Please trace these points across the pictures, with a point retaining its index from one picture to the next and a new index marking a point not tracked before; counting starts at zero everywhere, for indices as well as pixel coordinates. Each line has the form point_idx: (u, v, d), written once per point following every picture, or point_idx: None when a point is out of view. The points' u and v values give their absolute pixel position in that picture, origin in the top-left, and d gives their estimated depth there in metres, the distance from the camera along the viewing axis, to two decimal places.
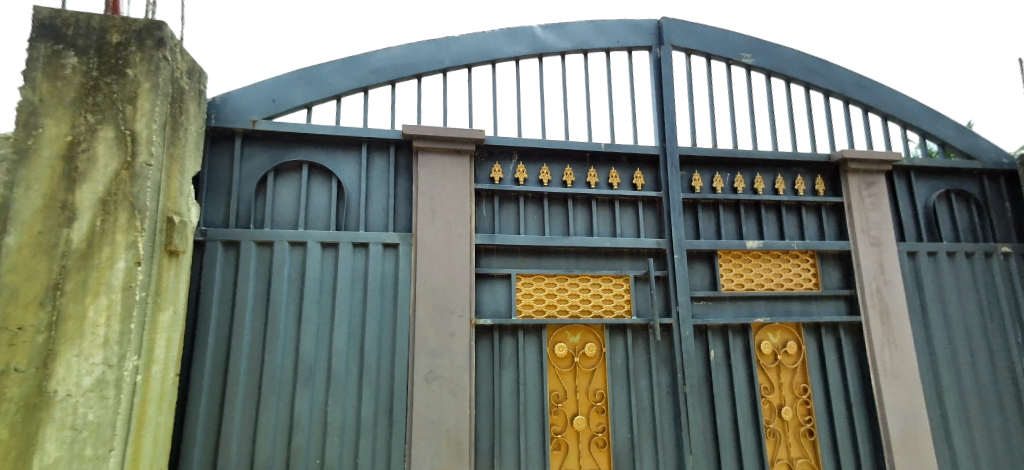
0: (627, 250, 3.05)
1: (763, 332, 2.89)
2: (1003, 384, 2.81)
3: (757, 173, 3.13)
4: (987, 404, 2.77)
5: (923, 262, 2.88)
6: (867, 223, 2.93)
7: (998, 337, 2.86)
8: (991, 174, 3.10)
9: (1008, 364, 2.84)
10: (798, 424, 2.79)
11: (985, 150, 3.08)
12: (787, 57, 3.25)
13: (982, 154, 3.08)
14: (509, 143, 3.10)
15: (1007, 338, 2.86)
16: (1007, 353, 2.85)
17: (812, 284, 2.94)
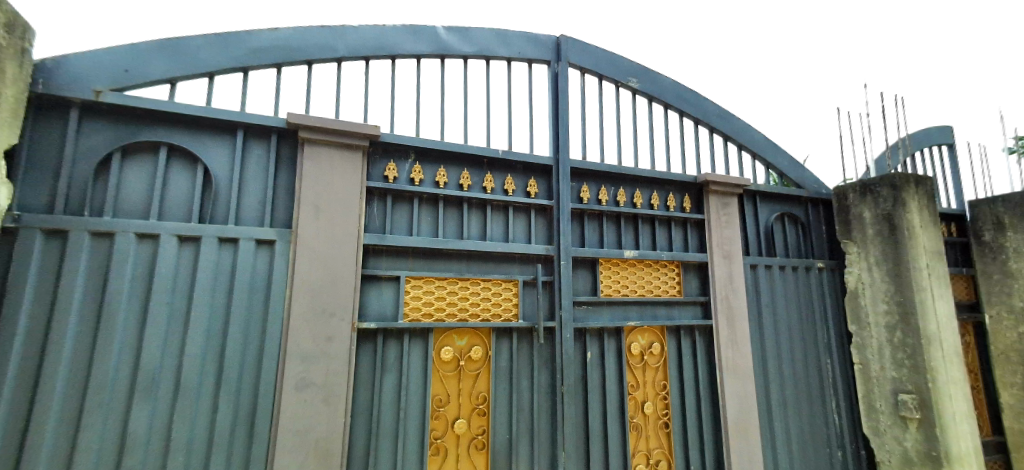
0: (517, 255, 3.13)
1: (634, 335, 3.15)
2: (811, 377, 3.29)
3: (637, 189, 3.41)
4: (800, 395, 3.25)
5: (761, 274, 3.35)
6: (722, 238, 3.33)
7: (809, 337, 3.36)
8: (815, 201, 3.68)
9: (816, 359, 3.33)
10: (656, 418, 3.07)
11: (811, 181, 3.67)
12: (667, 84, 3.55)
13: (809, 183, 3.65)
14: (405, 141, 3.02)
15: (817, 337, 3.38)
16: (813, 350, 3.35)
17: (676, 291, 3.27)
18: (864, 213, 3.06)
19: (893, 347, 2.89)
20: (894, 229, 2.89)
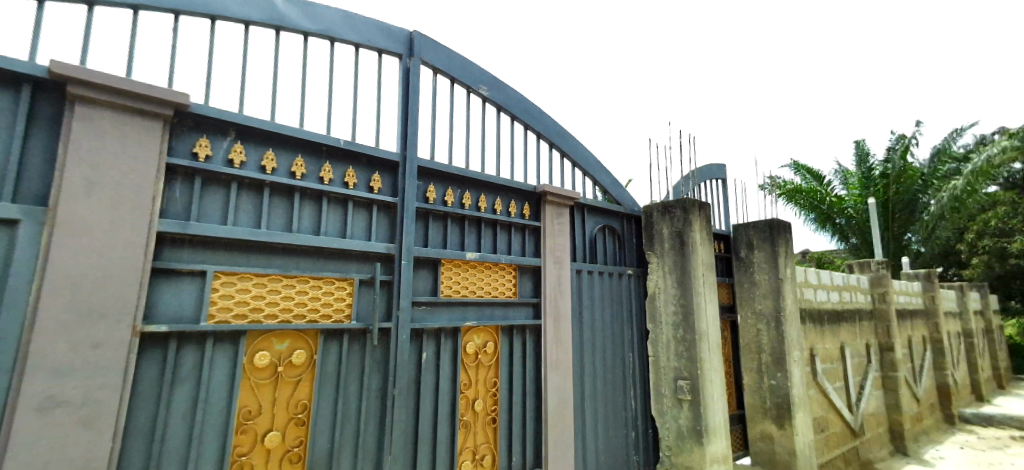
0: (354, 252, 2.95)
1: (470, 334, 3.24)
2: (617, 369, 3.77)
3: (481, 193, 3.52)
4: (608, 384, 3.70)
5: (584, 278, 3.74)
6: (555, 245, 3.64)
7: (617, 334, 3.84)
8: (630, 216, 4.22)
9: (622, 353, 3.84)
10: (485, 414, 3.20)
11: (628, 199, 4.23)
12: (515, 97, 3.73)
13: (626, 201, 4.20)
14: (224, 116, 2.61)
15: (624, 334, 3.90)
16: (620, 344, 3.84)
17: (511, 292, 3.46)
18: (663, 229, 3.62)
19: (676, 341, 3.49)
20: (682, 244, 3.48)
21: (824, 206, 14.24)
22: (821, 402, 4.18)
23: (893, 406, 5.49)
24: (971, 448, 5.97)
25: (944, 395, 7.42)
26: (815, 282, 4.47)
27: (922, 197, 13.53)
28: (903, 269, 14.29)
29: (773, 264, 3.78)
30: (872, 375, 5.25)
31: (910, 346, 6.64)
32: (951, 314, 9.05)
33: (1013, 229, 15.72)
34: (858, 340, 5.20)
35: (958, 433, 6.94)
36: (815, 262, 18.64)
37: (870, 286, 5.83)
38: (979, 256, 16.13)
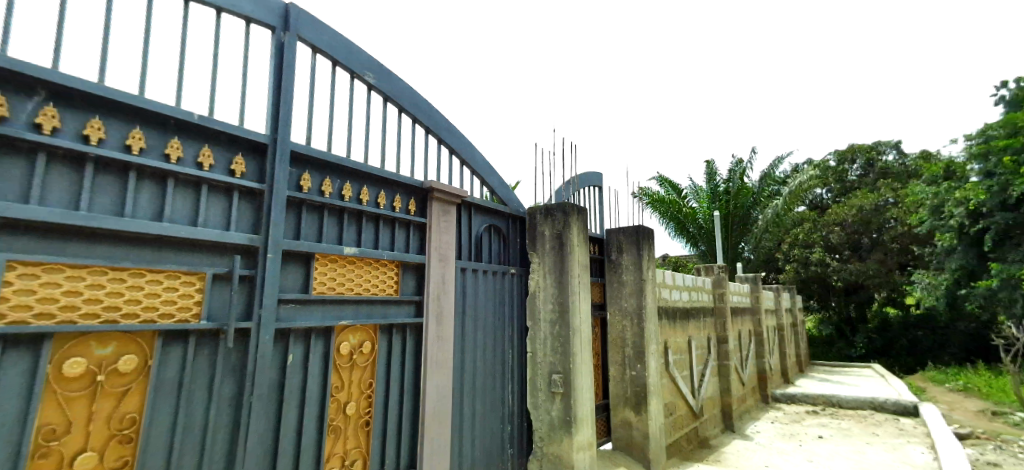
0: (208, 243, 2.49)
1: (345, 334, 3.04)
2: (496, 365, 3.85)
3: (364, 186, 3.26)
4: (487, 381, 3.77)
5: (467, 277, 3.75)
6: (440, 242, 3.58)
7: (498, 331, 3.92)
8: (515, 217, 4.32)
9: (501, 350, 3.93)
10: (358, 417, 3.05)
11: (512, 200, 4.31)
12: (402, 88, 3.52)
13: (511, 202, 4.27)
14: (30, 68, 1.94)
15: (504, 332, 3.98)
16: (501, 341, 3.91)
17: (391, 290, 3.33)
18: (545, 230, 3.75)
19: (552, 337, 3.69)
20: (562, 246, 3.66)
21: (680, 215, 16.49)
22: (671, 389, 4.74)
23: (724, 390, 6.46)
24: (779, 422, 7.28)
25: (762, 379, 8.90)
26: (670, 282, 5.05)
27: (754, 212, 16.01)
28: (737, 272, 16.85)
29: (637, 266, 4.18)
30: (710, 364, 6.11)
31: (740, 339, 7.85)
32: (769, 311, 10.90)
33: (813, 242, 19.51)
34: (701, 334, 5.99)
35: (770, 409, 8.40)
36: (672, 265, 21.24)
37: (712, 287, 6.78)
38: (791, 263, 19.71)
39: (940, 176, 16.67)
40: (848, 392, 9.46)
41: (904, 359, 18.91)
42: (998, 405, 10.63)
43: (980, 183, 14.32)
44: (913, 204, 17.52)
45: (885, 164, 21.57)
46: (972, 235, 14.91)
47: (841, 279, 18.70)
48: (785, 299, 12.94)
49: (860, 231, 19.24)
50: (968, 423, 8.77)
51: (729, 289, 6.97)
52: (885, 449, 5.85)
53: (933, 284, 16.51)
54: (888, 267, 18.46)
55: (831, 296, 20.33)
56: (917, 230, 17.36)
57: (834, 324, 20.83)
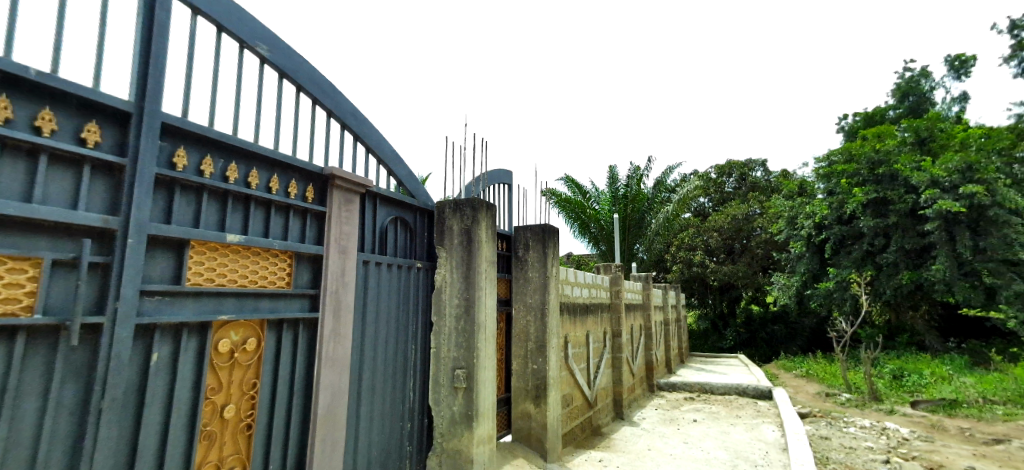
0: (49, 224, 1.95)
1: (224, 330, 2.59)
2: (398, 361, 3.65)
3: (252, 167, 2.78)
4: (387, 377, 3.55)
5: (370, 270, 3.45)
6: (340, 233, 3.22)
7: (402, 326, 3.71)
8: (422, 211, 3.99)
9: (404, 347, 3.72)
10: (237, 422, 2.63)
11: (420, 192, 4.03)
12: (301, 65, 2.96)
13: (419, 194, 4.00)
14: None
15: (407, 328, 3.77)
16: (404, 336, 3.69)
17: (284, 282, 2.91)
18: (453, 225, 3.69)
19: (457, 333, 3.68)
20: (470, 241, 3.65)
21: (583, 217, 17.38)
22: (569, 381, 4.99)
23: (617, 380, 6.91)
24: (662, 408, 8.00)
25: (648, 370, 9.67)
26: (572, 279, 5.30)
27: (647, 217, 17.48)
28: (631, 271, 18.19)
29: (542, 263, 4.33)
30: (605, 357, 6.51)
31: (631, 334, 8.45)
32: (657, 307, 11.90)
33: (696, 245, 21.73)
34: (598, 328, 6.35)
35: (655, 398, 9.18)
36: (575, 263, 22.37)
37: (609, 285, 7.24)
38: (677, 264, 21.77)
39: (795, 192, 19.41)
40: (720, 379, 10.66)
41: (762, 350, 21.84)
42: (830, 387, 12.73)
43: (826, 201, 17.11)
44: (774, 215, 20.20)
45: (755, 179, 23.92)
46: (817, 243, 17.62)
47: (717, 279, 21.09)
48: (671, 298, 14.20)
49: (732, 237, 21.69)
50: (808, 403, 10.38)
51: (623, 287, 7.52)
52: (746, 429, 6.69)
53: (786, 285, 18.67)
54: (753, 269, 21.08)
55: (709, 294, 22.83)
56: (776, 238, 20.05)
57: (710, 319, 23.45)
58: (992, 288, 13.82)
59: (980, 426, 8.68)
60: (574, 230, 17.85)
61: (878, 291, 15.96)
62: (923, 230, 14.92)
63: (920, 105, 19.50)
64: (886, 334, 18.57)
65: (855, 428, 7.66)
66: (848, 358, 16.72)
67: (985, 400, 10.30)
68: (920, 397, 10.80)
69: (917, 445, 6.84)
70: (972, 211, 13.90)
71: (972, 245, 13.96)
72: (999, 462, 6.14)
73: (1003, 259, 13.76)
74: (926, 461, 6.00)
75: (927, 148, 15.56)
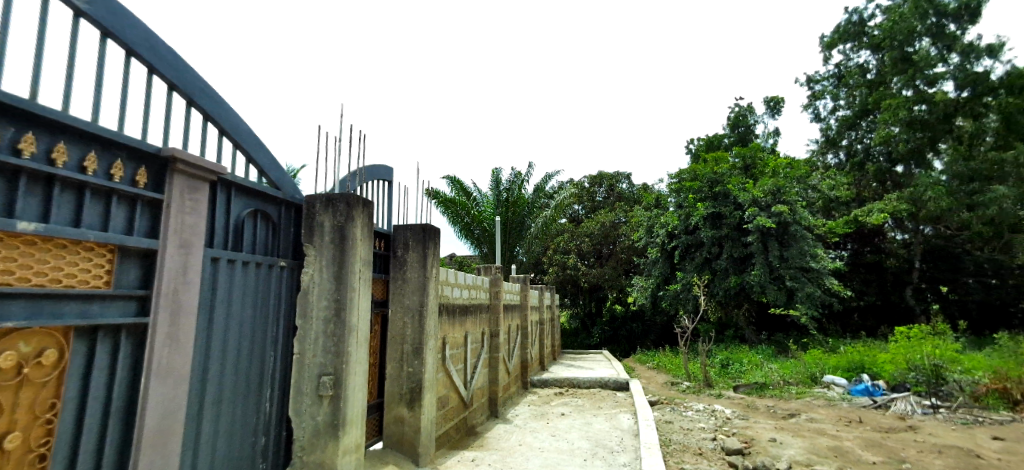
0: None
1: (8, 339, 1.80)
2: (252, 373, 3.07)
3: (56, 139, 2.00)
4: (236, 393, 2.93)
5: (222, 268, 2.80)
6: (181, 224, 2.55)
7: (260, 332, 3.13)
8: (289, 205, 3.39)
9: (261, 355, 3.16)
10: (22, 455, 1.85)
11: (288, 183, 3.35)
12: (130, 24, 2.22)
13: (287, 186, 3.34)
14: None
15: (267, 333, 3.20)
16: (262, 342, 3.17)
17: (102, 282, 2.18)
18: (324, 222, 3.42)
19: (325, 337, 3.42)
20: (343, 240, 3.43)
21: (468, 218, 17.90)
22: (445, 383, 4.98)
23: (492, 379, 7.10)
24: (534, 405, 8.40)
25: (523, 368, 10.08)
26: (452, 280, 5.33)
27: (527, 221, 18.37)
28: (511, 272, 18.94)
29: (422, 264, 4.26)
30: (482, 357, 6.63)
31: (509, 333, 8.75)
32: (534, 307, 12.50)
33: (570, 249, 23.39)
34: (476, 329, 6.41)
35: (528, 394, 9.61)
36: (458, 264, 22.74)
37: (489, 286, 7.39)
38: (553, 266, 23.31)
39: (651, 205, 21.69)
40: (586, 374, 11.52)
41: (623, 346, 24.18)
42: (675, 377, 14.54)
43: (676, 213, 19.55)
44: (635, 224, 22.51)
45: (621, 190, 26.42)
46: (667, 250, 19.93)
47: (587, 281, 22.98)
48: (546, 298, 15.07)
49: (601, 243, 23.79)
50: (657, 393, 11.72)
51: (502, 288, 7.74)
52: (606, 418, 7.33)
53: (644, 286, 20.64)
54: (618, 271, 23.29)
55: (580, 295, 24.64)
56: (637, 245, 22.37)
57: (579, 318, 25.28)
58: (792, 290, 17.06)
59: (779, 403, 10.65)
60: (457, 230, 18.24)
61: (713, 292, 18.66)
62: (745, 241, 17.93)
63: (747, 135, 23.33)
64: (717, 329, 21.35)
65: (693, 412, 8.85)
66: (689, 351, 19.28)
67: (784, 381, 12.66)
68: (740, 382, 12.85)
69: (737, 423, 8.13)
70: (780, 226, 17.47)
71: (779, 255, 17.18)
72: (792, 432, 7.58)
73: (799, 266, 17.12)
74: (742, 436, 7.13)
75: (751, 173, 18.68)
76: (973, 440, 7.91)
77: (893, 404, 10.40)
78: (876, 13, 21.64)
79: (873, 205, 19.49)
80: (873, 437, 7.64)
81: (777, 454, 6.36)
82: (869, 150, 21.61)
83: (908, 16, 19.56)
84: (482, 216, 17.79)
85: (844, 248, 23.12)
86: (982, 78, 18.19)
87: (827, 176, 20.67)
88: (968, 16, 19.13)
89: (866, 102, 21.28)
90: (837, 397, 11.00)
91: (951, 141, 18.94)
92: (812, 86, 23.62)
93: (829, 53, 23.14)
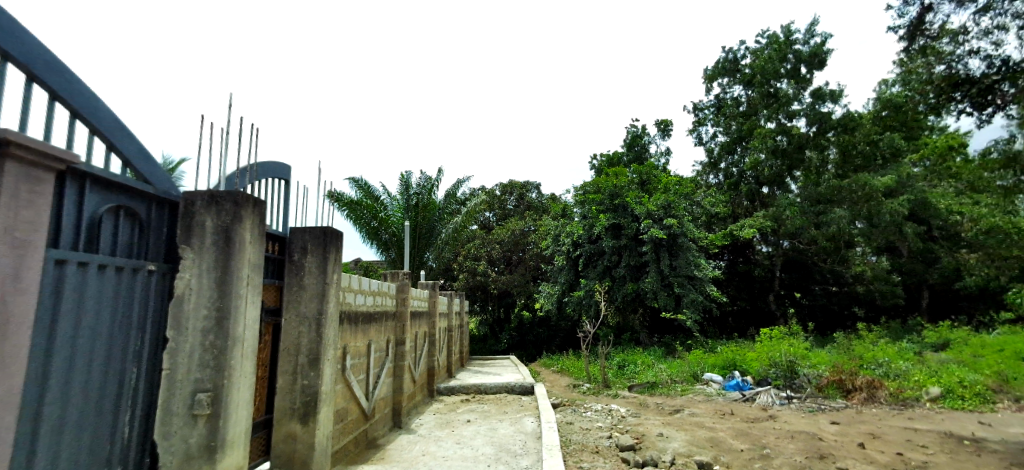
0: None
1: None
2: (106, 398, 2.51)
3: None
4: (83, 424, 2.36)
5: (71, 272, 2.23)
6: (15, 220, 1.93)
7: (121, 349, 2.60)
8: (159, 201, 2.92)
9: (118, 375, 2.61)
10: None
11: (160, 177, 2.86)
12: None
13: (159, 181, 2.86)
14: None
15: (127, 349, 2.65)
16: (121, 360, 2.62)
17: None
18: (206, 222, 3.03)
19: (204, 350, 3.03)
20: (228, 242, 3.11)
21: (374, 222, 17.63)
22: (343, 395, 4.76)
23: (397, 389, 6.89)
24: (440, 413, 8.31)
25: (430, 376, 9.93)
26: (356, 287, 5.12)
27: (437, 226, 18.27)
28: (419, 278, 18.75)
29: (322, 269, 4.03)
30: (386, 366, 6.42)
31: (416, 341, 8.57)
32: (443, 314, 12.40)
33: (480, 256, 23.75)
34: (380, 338, 6.19)
35: (434, 402, 9.50)
36: (363, 269, 22.13)
37: (395, 292, 7.19)
38: (463, 272, 23.51)
39: (559, 214, 22.64)
40: (493, 380, 11.65)
41: (530, 350, 24.88)
42: (578, 379, 15.27)
43: (581, 222, 20.59)
44: (543, 233, 23.31)
45: (530, 199, 27.23)
46: (573, 258, 21.01)
47: (496, 287, 23.44)
48: (455, 305, 15.06)
49: (511, 249, 24.35)
50: (559, 395, 12.18)
51: (410, 294, 7.56)
52: (510, 423, 7.46)
53: (550, 293, 21.47)
54: (526, 278, 24.00)
55: (489, 301, 25.01)
56: (544, 252, 23.18)
57: (488, 324, 25.45)
58: (679, 296, 18.79)
59: (667, 401, 11.63)
60: (363, 234, 17.80)
61: (612, 298, 19.92)
62: (640, 251, 19.44)
63: (642, 154, 25.31)
64: (615, 333, 22.80)
65: (592, 412, 9.34)
66: (591, 354, 20.35)
67: (671, 380, 13.87)
68: (634, 382, 13.86)
69: (631, 421, 8.74)
70: (670, 237, 19.06)
71: (669, 263, 18.85)
72: (676, 427, 8.30)
73: (686, 275, 18.92)
74: (634, 432, 7.66)
75: (647, 187, 20.27)
76: (817, 425, 9.26)
77: (758, 397, 11.82)
78: (746, 54, 24.64)
79: (744, 221, 22.22)
80: (742, 427, 8.63)
81: (663, 448, 6.91)
82: (742, 173, 24.19)
83: (773, 58, 22.59)
84: (390, 220, 17.56)
85: (722, 259, 25.99)
86: (824, 117, 21.68)
87: (709, 193, 22.77)
88: (815, 63, 22.66)
89: (740, 130, 24.07)
90: (715, 393, 12.32)
91: (803, 170, 22.12)
92: (697, 113, 26.20)
93: (711, 84, 25.80)
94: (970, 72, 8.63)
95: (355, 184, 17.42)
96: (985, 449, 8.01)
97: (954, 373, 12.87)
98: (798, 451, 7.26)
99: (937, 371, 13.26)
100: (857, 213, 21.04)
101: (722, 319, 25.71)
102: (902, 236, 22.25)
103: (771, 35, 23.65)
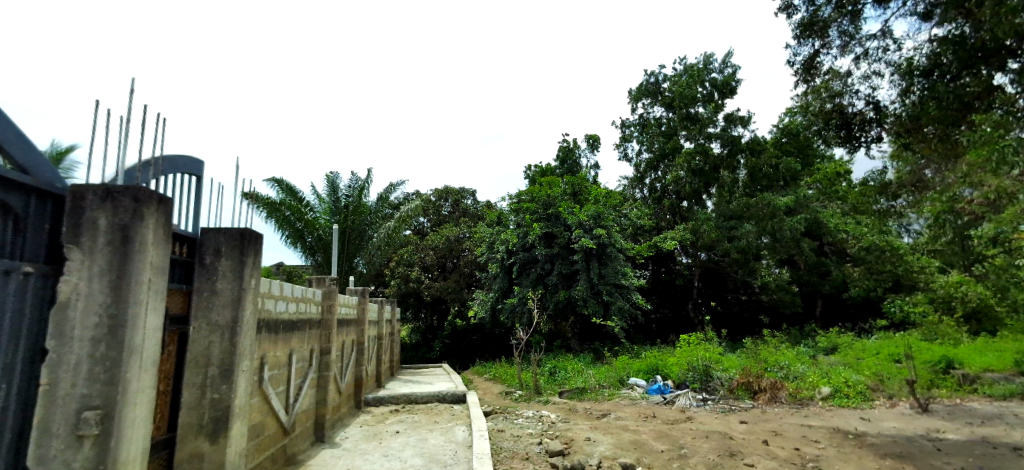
0: None
1: None
2: None
3: None
4: None
5: None
6: None
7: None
8: (41, 194, 2.57)
9: None
10: None
11: (40, 166, 2.49)
12: None
13: (39, 171, 2.49)
14: None
15: None
16: None
17: None
18: (99, 220, 2.74)
19: (92, 361, 2.70)
20: (125, 241, 2.81)
21: (299, 225, 16.82)
22: (260, 408, 4.47)
23: (320, 401, 6.57)
24: (367, 425, 8.00)
25: (357, 387, 9.54)
26: (277, 293, 4.84)
27: (369, 230, 17.80)
28: (348, 285, 18.12)
29: (238, 273, 3.76)
30: (309, 377, 6.11)
31: (342, 349, 8.23)
32: (372, 321, 12.01)
33: (413, 262, 23.44)
34: (303, 346, 5.89)
35: (361, 414, 9.14)
36: (286, 274, 21.02)
37: (321, 299, 6.88)
38: (395, 278, 23.06)
39: (494, 221, 22.73)
40: (424, 389, 11.44)
41: (462, 358, 24.77)
42: (510, 386, 15.38)
43: (515, 231, 20.76)
44: (477, 240, 23.30)
45: (465, 206, 27.12)
46: (506, 265, 21.19)
47: (429, 294, 23.13)
48: (386, 313, 14.68)
49: (445, 256, 24.16)
50: (491, 403, 12.17)
51: (338, 301, 7.26)
52: (440, 433, 7.34)
53: (483, 300, 21.53)
54: (459, 285, 23.83)
55: (422, 308, 24.65)
56: (478, 260, 23.19)
57: (420, 332, 25.60)
58: (607, 303, 19.53)
59: (595, 405, 12.02)
60: (285, 237, 16.89)
61: (545, 305, 20.30)
62: (571, 260, 19.98)
63: (575, 167, 26.15)
64: (547, 339, 23.20)
65: (523, 418, 9.44)
66: (523, 361, 20.59)
67: (599, 385, 14.36)
68: (564, 388, 14.19)
69: (560, 426, 8.92)
70: (599, 247, 19.74)
71: (598, 272, 19.54)
72: (603, 430, 8.59)
73: (613, 283, 19.71)
74: (563, 437, 7.83)
75: (578, 198, 20.95)
76: (729, 425, 9.98)
77: (678, 399, 12.54)
78: (666, 78, 26.29)
79: (667, 233, 23.54)
80: (663, 429, 9.10)
81: (590, 452, 7.12)
82: (666, 188, 25.68)
83: (689, 84, 24.46)
84: (316, 223, 16.86)
85: (647, 269, 27.42)
86: (735, 141, 23.59)
87: (636, 206, 23.94)
88: (726, 91, 24.66)
89: (662, 149, 25.47)
90: (638, 397, 12.91)
91: (718, 187, 24.01)
92: (624, 130, 27.41)
93: (636, 104, 27.10)
94: (852, 109, 9.77)
95: (278, 185, 16.53)
96: (865, 442, 9.03)
97: (841, 375, 14.38)
98: (711, 450, 7.76)
99: (827, 372, 14.76)
100: (764, 228, 23.11)
101: (647, 326, 27.07)
102: (801, 250, 24.72)
103: (688, 62, 25.51)
